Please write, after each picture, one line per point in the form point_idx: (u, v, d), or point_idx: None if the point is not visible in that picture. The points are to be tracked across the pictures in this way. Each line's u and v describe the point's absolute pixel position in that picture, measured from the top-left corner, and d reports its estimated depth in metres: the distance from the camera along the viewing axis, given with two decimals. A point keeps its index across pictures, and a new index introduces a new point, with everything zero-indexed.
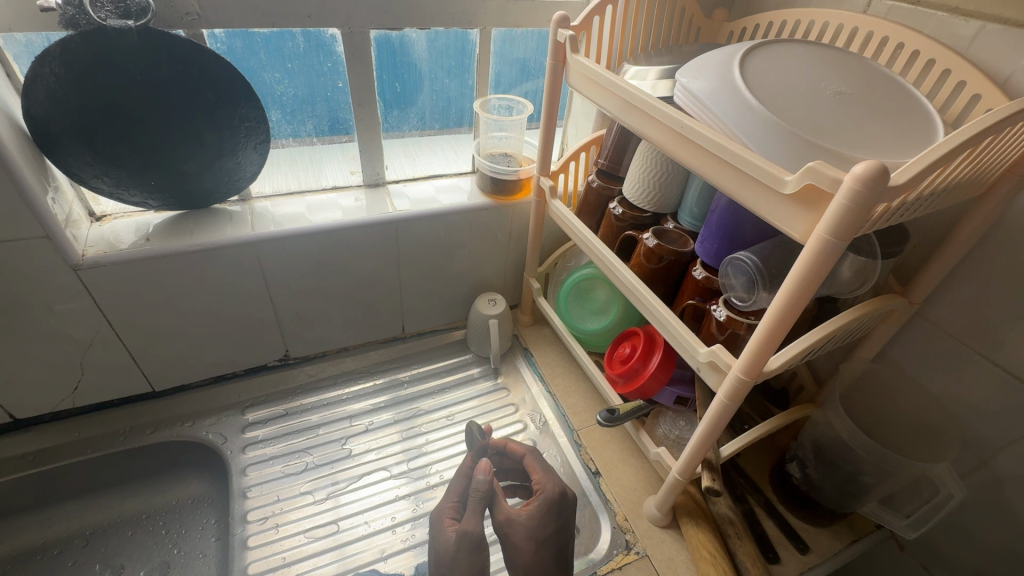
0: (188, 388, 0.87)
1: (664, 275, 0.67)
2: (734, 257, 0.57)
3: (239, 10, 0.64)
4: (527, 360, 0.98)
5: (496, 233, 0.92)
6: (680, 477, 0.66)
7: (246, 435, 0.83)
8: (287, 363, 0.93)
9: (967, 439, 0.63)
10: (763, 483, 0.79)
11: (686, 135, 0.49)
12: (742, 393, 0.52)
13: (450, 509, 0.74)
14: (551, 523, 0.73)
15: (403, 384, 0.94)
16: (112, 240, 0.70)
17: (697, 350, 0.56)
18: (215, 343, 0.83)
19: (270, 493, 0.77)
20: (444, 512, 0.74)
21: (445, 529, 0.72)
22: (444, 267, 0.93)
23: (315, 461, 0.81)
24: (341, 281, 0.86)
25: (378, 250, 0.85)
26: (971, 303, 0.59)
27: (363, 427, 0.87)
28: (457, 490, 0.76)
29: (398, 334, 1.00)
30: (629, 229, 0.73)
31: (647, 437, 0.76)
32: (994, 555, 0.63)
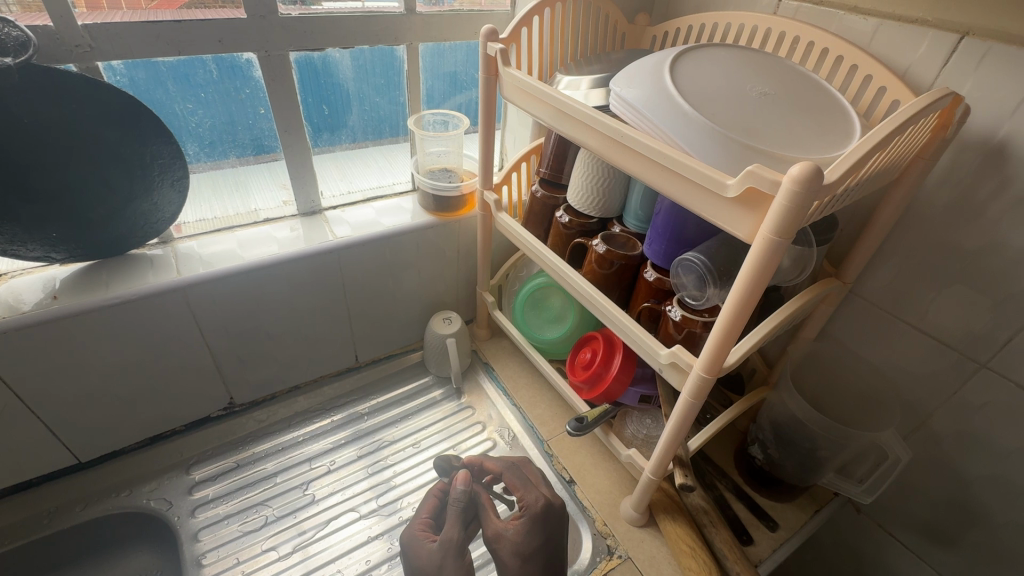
0: (120, 453, 0.79)
1: (617, 280, 0.68)
2: (682, 258, 0.58)
3: (138, 39, 0.59)
4: (489, 375, 0.96)
5: (444, 250, 0.90)
6: (653, 477, 0.67)
7: (194, 496, 0.77)
8: (233, 411, 0.86)
9: (905, 402, 0.68)
10: (729, 468, 0.81)
11: (626, 144, 0.49)
12: (705, 391, 0.53)
13: (422, 521, 0.74)
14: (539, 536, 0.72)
15: (362, 417, 0.90)
16: (11, 304, 0.62)
17: (659, 352, 0.57)
18: (149, 401, 0.76)
19: (228, 556, 0.71)
20: (420, 527, 0.74)
21: (423, 542, 0.72)
22: (394, 290, 0.90)
23: (276, 513, 0.76)
24: (285, 317, 0.81)
25: (322, 281, 0.81)
26: (895, 278, 0.64)
27: (325, 468, 0.82)
28: (428, 506, 0.76)
29: (351, 364, 0.96)
30: (578, 236, 0.73)
31: (617, 440, 0.76)
32: (939, 505, 0.68)
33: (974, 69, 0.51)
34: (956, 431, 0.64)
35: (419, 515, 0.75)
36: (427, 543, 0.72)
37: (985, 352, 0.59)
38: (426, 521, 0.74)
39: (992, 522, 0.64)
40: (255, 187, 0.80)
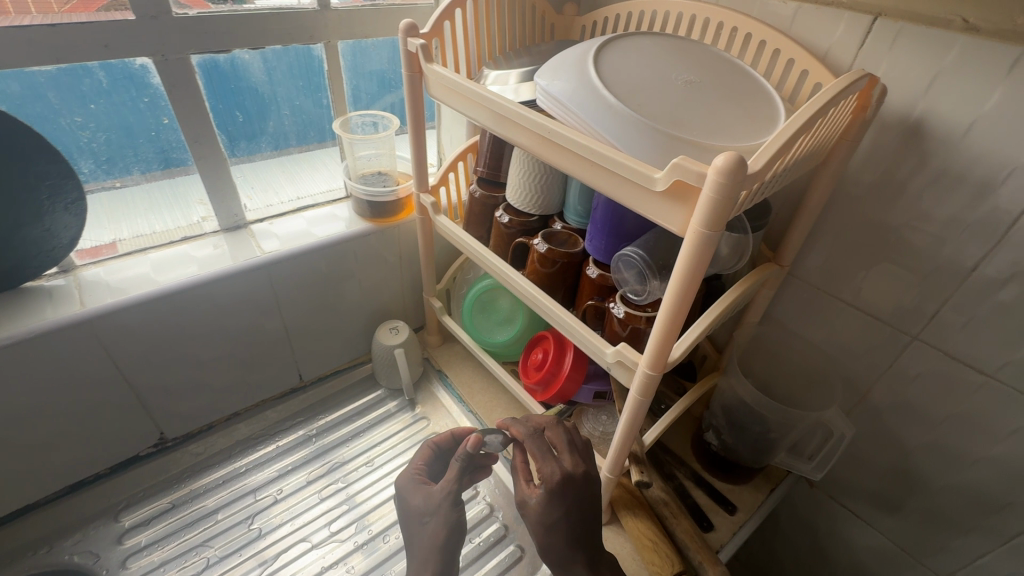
0: (36, 506, 0.72)
1: (561, 278, 0.66)
2: (622, 253, 0.57)
3: (5, 47, 0.52)
4: (443, 382, 0.93)
5: (385, 257, 0.86)
6: (611, 475, 0.66)
7: (126, 545, 0.70)
8: (166, 447, 0.80)
9: (847, 378, 0.69)
10: (687, 455, 0.82)
11: (554, 139, 0.48)
12: (652, 387, 0.52)
13: (421, 467, 0.72)
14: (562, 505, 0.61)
15: (310, 439, 0.85)
16: None
17: (605, 350, 0.55)
18: (65, 447, 0.69)
19: None
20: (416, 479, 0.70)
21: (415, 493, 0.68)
22: (335, 303, 0.85)
23: (220, 552, 0.71)
24: (215, 342, 0.75)
25: (252, 300, 0.75)
26: (830, 258, 0.65)
27: (271, 498, 0.77)
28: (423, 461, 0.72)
29: (295, 384, 0.91)
30: (519, 235, 0.71)
31: None
32: (883, 474, 0.71)
33: (887, 49, 0.52)
34: (894, 403, 0.66)
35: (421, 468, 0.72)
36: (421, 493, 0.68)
37: (916, 324, 0.61)
38: (424, 468, 0.72)
39: (932, 485, 0.66)
40: (166, 203, 0.73)
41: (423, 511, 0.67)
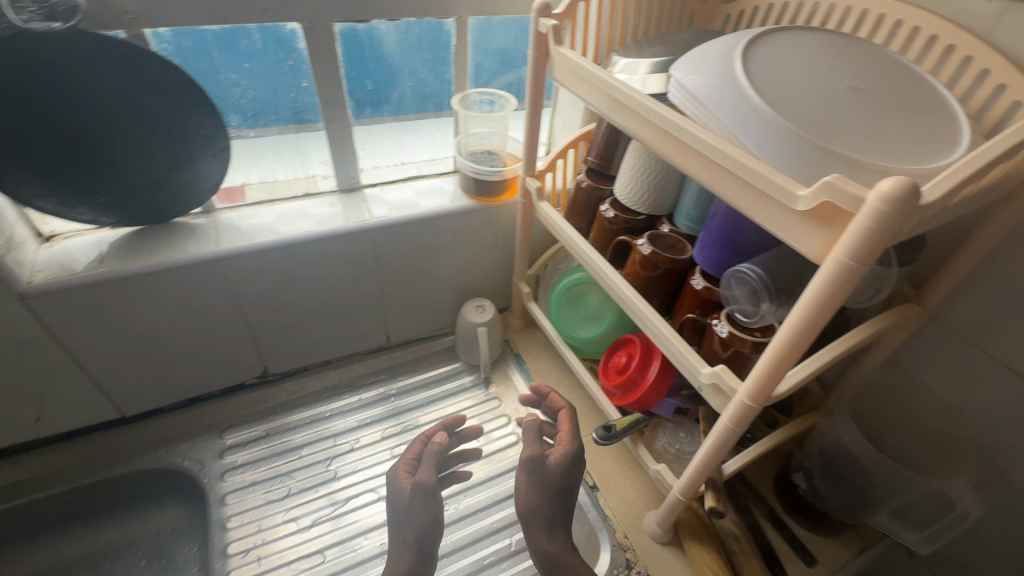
0: (163, 411, 0.82)
1: (661, 284, 0.62)
2: (736, 270, 0.53)
3: (187, 8, 0.58)
4: (519, 366, 0.94)
5: (482, 235, 0.87)
6: (681, 497, 0.64)
7: (224, 460, 0.79)
8: (267, 380, 0.88)
9: (982, 448, 0.60)
10: (767, 491, 0.76)
11: (683, 138, 0.44)
12: (748, 419, 0.48)
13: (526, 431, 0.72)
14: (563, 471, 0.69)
15: (389, 398, 0.90)
16: (64, 263, 0.64)
17: (700, 369, 0.52)
18: (189, 365, 0.79)
19: (253, 521, 0.74)
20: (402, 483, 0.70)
21: (402, 484, 0.70)
22: (428, 274, 0.88)
23: (298, 485, 0.78)
24: (318, 294, 0.81)
25: (355, 260, 0.79)
26: (988, 309, 0.55)
27: (349, 445, 0.83)
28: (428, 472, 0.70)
29: (383, 343, 0.95)
30: (622, 233, 0.68)
31: (646, 452, 0.70)
32: (1009, 565, 0.61)
33: None
34: None
35: (399, 483, 0.71)
36: (399, 497, 0.69)
37: None
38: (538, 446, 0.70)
39: None
40: (295, 156, 0.79)
41: (411, 508, 0.67)
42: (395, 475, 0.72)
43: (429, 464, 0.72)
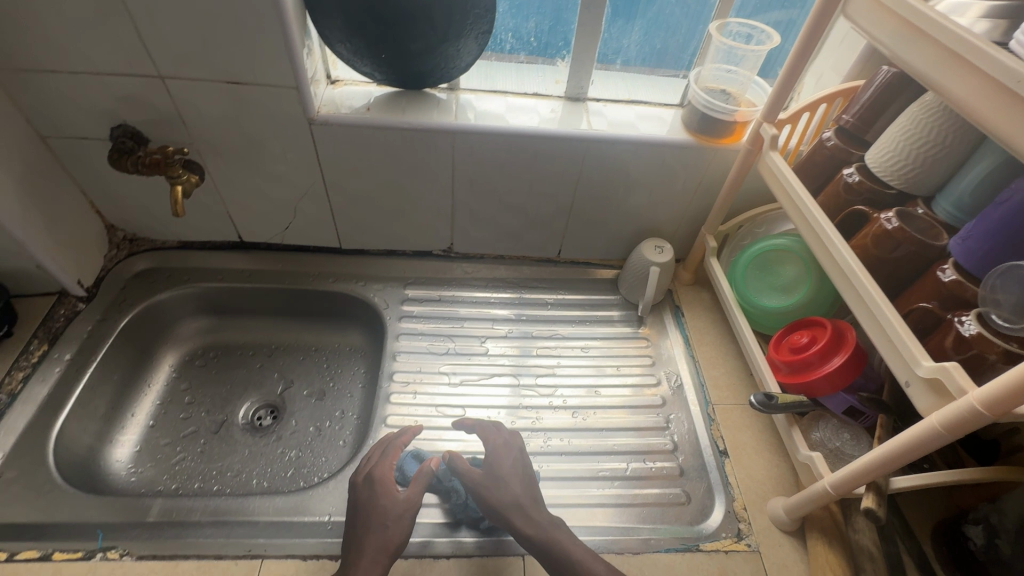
0: (366, 253, 0.97)
1: (893, 266, 0.56)
2: (1015, 267, 0.45)
3: None
4: (676, 318, 0.92)
5: (686, 176, 0.85)
6: (829, 490, 0.60)
7: (403, 307, 0.92)
8: (449, 256, 0.98)
9: None
10: (920, 532, 0.67)
11: (1019, 91, 0.38)
12: (968, 426, 0.43)
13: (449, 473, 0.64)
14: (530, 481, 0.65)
15: (545, 305, 0.95)
16: (342, 103, 0.77)
17: (921, 361, 0.47)
18: (398, 220, 0.91)
19: (414, 363, 0.86)
20: (387, 474, 0.63)
21: (387, 490, 0.61)
22: (618, 201, 0.89)
23: (455, 349, 0.88)
24: (516, 189, 0.86)
25: (560, 166, 0.83)
26: None
27: (502, 332, 0.91)
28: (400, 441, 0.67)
29: (552, 256, 0.99)
30: (861, 203, 0.61)
31: (800, 436, 0.66)
32: None
33: None
34: None
35: (386, 492, 0.61)
36: (386, 503, 0.60)
37: None
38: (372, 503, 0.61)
39: None
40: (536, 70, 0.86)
41: (397, 516, 0.59)
42: (361, 470, 0.65)
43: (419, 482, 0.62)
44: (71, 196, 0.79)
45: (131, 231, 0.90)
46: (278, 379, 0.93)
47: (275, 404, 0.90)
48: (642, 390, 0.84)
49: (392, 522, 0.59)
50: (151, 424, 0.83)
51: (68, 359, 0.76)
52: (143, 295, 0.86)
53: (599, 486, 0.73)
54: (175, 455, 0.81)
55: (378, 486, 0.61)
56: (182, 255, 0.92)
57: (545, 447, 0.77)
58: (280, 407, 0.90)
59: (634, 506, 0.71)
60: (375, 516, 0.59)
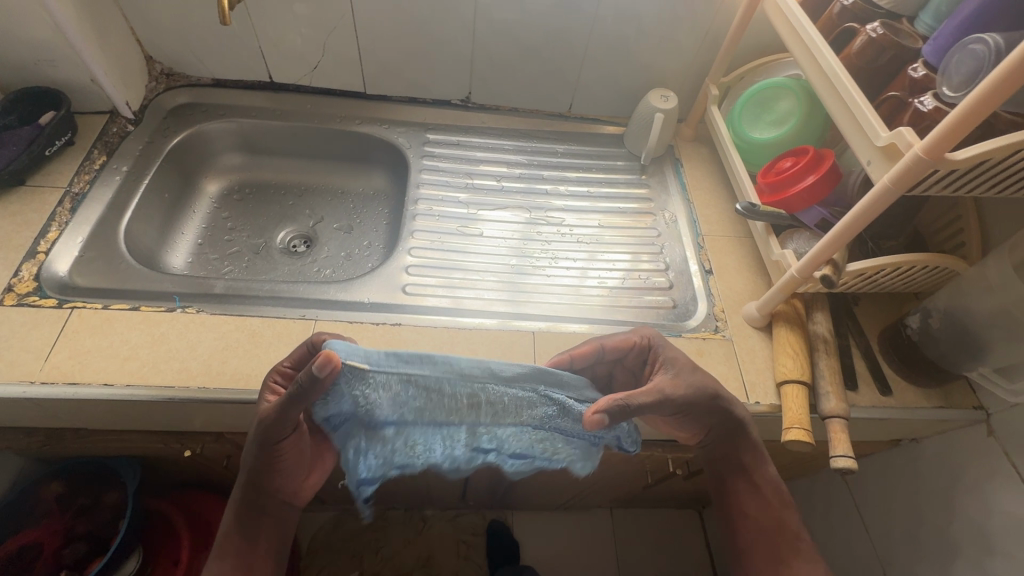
0: (389, 99, 1.03)
1: (871, 73, 0.63)
2: (971, 44, 0.52)
3: None
4: (675, 169, 1.00)
5: (695, 23, 0.89)
6: (794, 277, 0.70)
7: (425, 148, 0.99)
8: (467, 106, 1.04)
9: None
10: (870, 332, 0.80)
11: None
12: (912, 177, 0.52)
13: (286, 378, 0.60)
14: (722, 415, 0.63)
15: (555, 154, 1.02)
16: None
17: (879, 133, 0.55)
18: (421, 63, 0.96)
19: (435, 193, 0.94)
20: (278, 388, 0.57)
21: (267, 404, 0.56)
22: (631, 50, 0.94)
23: (472, 185, 0.96)
24: (536, 32, 0.91)
25: (578, 8, 0.87)
26: None
27: (516, 175, 0.98)
28: (307, 351, 0.58)
29: (563, 111, 1.06)
30: (851, 22, 0.67)
31: (775, 241, 0.77)
32: None
33: None
34: None
35: (266, 406, 0.56)
36: (257, 422, 0.54)
37: None
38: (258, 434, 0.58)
39: None
40: None
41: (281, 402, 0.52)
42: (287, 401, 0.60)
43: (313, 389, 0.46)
44: (114, 17, 0.83)
45: (168, 65, 0.95)
46: (308, 214, 1.02)
47: (307, 235, 1.00)
48: (641, 225, 0.94)
49: (252, 443, 0.55)
50: (198, 242, 0.93)
51: (125, 171, 0.84)
52: (187, 123, 0.93)
53: (600, 295, 0.84)
54: (222, 267, 0.91)
55: (268, 402, 0.57)
56: (216, 92, 0.97)
57: (553, 265, 0.87)
58: (312, 237, 0.99)
59: (629, 307, 0.83)
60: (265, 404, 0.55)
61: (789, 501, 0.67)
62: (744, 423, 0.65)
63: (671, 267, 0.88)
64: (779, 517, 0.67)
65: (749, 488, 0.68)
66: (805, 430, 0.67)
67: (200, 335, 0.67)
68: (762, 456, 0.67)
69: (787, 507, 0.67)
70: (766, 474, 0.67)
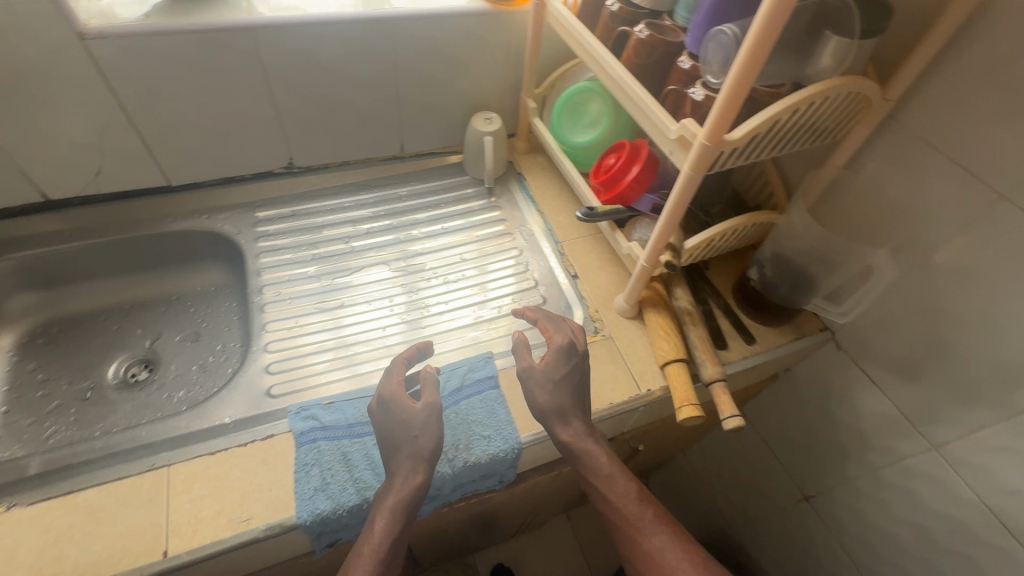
0: (202, 185, 0.92)
1: (653, 71, 0.68)
2: (716, 32, 0.57)
3: None
4: (520, 184, 1.02)
5: (494, 45, 0.91)
6: (645, 266, 0.74)
7: (257, 229, 0.90)
8: (292, 172, 0.97)
9: (909, 236, 0.69)
10: (725, 291, 0.87)
11: None
12: (705, 162, 0.57)
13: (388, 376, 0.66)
14: (565, 396, 0.66)
15: (401, 199, 0.99)
16: (110, 16, 0.72)
17: (670, 127, 0.59)
18: (225, 141, 0.88)
19: (281, 273, 0.86)
20: (400, 419, 0.62)
21: (403, 441, 0.60)
22: (443, 82, 0.94)
23: (320, 253, 0.89)
24: (338, 85, 0.87)
25: (375, 53, 0.85)
26: (942, 104, 0.62)
27: (364, 230, 0.93)
28: (398, 381, 0.65)
29: (397, 153, 1.02)
30: (624, 25, 0.71)
31: (621, 235, 0.81)
32: (913, 341, 0.73)
33: None
34: (954, 266, 0.65)
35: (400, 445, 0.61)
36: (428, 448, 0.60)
37: (1011, 180, 0.58)
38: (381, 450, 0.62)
39: (961, 354, 0.68)
40: None
41: (422, 427, 0.61)
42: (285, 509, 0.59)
43: (429, 385, 0.64)
44: None
45: None
46: (140, 334, 0.90)
47: (148, 358, 0.87)
48: (502, 248, 0.94)
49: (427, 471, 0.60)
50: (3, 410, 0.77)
51: None
52: None
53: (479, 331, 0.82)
54: (44, 431, 0.76)
55: (393, 440, 0.61)
56: None
57: (427, 314, 0.84)
58: (154, 360, 0.87)
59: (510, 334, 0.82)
60: (400, 435, 0.61)
61: (642, 491, 0.67)
62: (572, 443, 0.65)
63: (541, 282, 0.89)
64: (648, 531, 0.63)
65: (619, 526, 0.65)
66: (694, 405, 0.71)
67: (22, 536, 0.56)
68: (613, 464, 0.67)
69: (636, 500, 0.65)
70: (614, 479, 0.66)
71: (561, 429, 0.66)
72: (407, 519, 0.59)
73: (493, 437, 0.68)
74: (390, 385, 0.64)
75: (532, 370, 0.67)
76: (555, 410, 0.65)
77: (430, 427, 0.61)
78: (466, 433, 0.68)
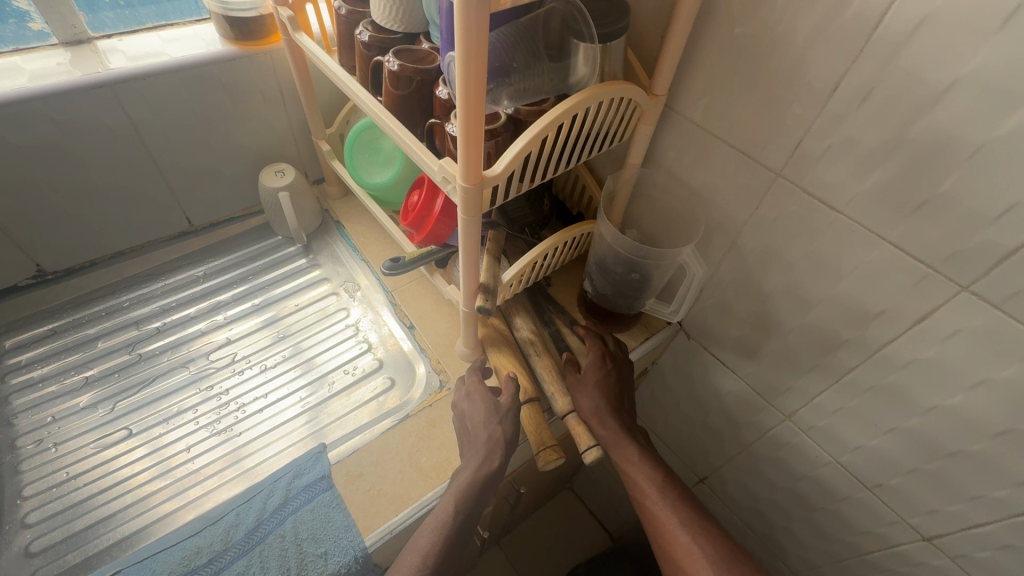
0: None
1: (417, 102, 0.61)
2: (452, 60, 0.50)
3: None
4: (339, 233, 0.91)
5: (260, 90, 0.80)
6: (469, 311, 0.67)
7: (5, 362, 0.73)
8: (47, 281, 0.79)
9: (714, 222, 0.69)
10: (569, 305, 0.83)
11: None
12: (475, 203, 0.50)
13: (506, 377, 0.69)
14: (604, 397, 0.69)
15: (197, 281, 0.85)
16: None
17: (433, 168, 0.52)
18: None
19: (46, 413, 0.70)
20: (478, 409, 0.65)
21: (484, 426, 0.63)
22: (212, 141, 0.81)
23: (97, 373, 0.74)
24: (68, 171, 0.71)
25: (105, 125, 0.70)
26: (706, 91, 0.60)
27: (154, 330, 0.79)
28: (478, 378, 0.69)
29: (185, 228, 0.88)
30: (379, 56, 0.64)
31: (440, 277, 0.77)
32: (744, 320, 0.73)
33: None
34: (759, 246, 0.65)
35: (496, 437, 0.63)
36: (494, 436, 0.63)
37: (781, 159, 0.58)
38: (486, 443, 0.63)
39: (785, 328, 0.68)
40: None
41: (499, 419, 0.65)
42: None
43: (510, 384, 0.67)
44: None
45: None
46: None
47: None
48: (327, 312, 0.84)
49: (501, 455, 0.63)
50: None
51: None
52: None
53: (306, 420, 0.72)
54: None
55: (476, 425, 0.64)
56: None
57: (242, 417, 0.72)
58: None
59: (344, 415, 0.72)
60: (479, 426, 0.64)
61: (674, 486, 0.66)
62: (611, 438, 0.68)
63: (377, 342, 0.80)
64: (682, 531, 0.62)
65: (652, 522, 0.64)
66: (553, 446, 0.63)
67: None
68: (653, 461, 0.68)
69: (666, 494, 0.65)
70: (653, 474, 0.66)
71: (600, 426, 0.68)
72: (477, 497, 0.60)
73: (331, 552, 0.58)
74: (468, 384, 0.69)
75: (579, 376, 0.71)
76: (594, 409, 0.68)
77: (509, 416, 0.65)
78: (295, 558, 0.57)
